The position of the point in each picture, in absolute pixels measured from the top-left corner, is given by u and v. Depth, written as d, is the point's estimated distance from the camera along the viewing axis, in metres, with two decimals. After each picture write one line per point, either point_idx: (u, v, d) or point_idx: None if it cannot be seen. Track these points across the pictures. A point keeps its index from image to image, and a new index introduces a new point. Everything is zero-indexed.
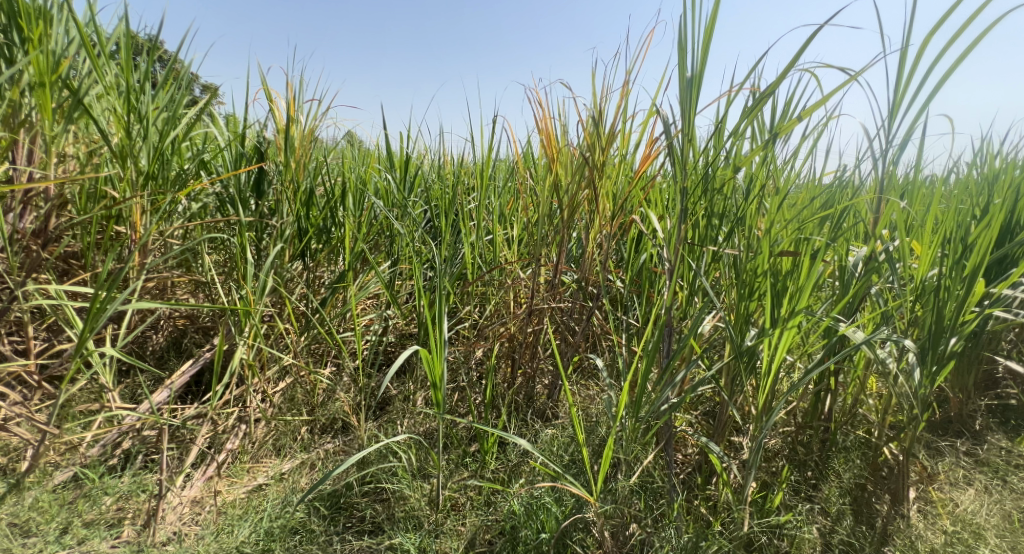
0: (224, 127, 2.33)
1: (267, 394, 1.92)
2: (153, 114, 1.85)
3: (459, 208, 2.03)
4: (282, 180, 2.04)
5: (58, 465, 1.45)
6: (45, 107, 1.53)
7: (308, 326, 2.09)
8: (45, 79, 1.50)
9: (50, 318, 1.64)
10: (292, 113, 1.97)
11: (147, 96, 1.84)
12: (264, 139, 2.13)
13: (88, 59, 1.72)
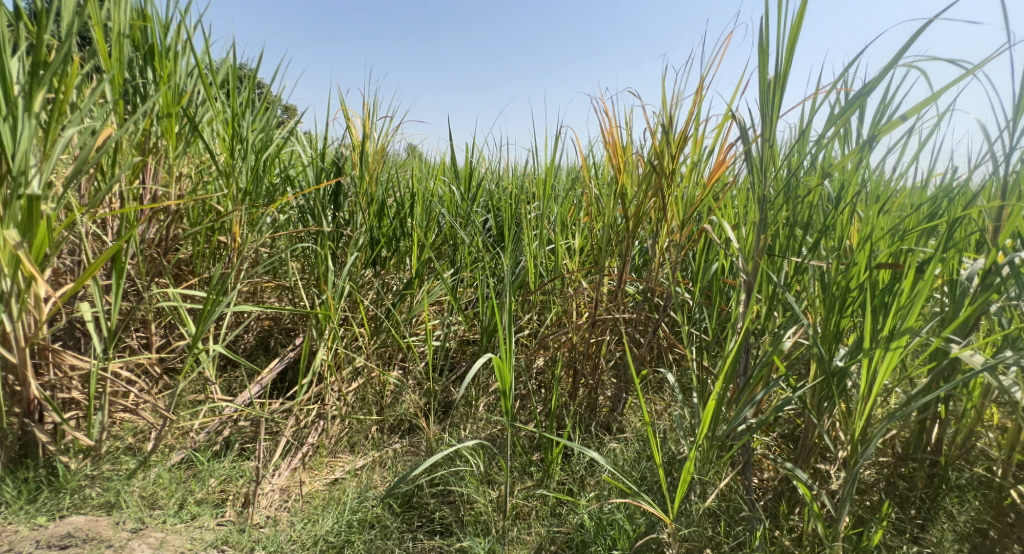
0: (306, 143, 2.51)
1: (341, 392, 2.04)
2: (251, 136, 2.05)
3: (522, 217, 2.04)
4: (357, 192, 2.18)
5: (173, 447, 1.62)
6: (170, 134, 1.77)
7: (379, 330, 2.19)
8: (172, 111, 1.73)
9: (168, 316, 1.85)
10: (367, 130, 2.10)
11: (246, 119, 2.04)
12: (342, 153, 2.27)
13: (202, 90, 1.96)
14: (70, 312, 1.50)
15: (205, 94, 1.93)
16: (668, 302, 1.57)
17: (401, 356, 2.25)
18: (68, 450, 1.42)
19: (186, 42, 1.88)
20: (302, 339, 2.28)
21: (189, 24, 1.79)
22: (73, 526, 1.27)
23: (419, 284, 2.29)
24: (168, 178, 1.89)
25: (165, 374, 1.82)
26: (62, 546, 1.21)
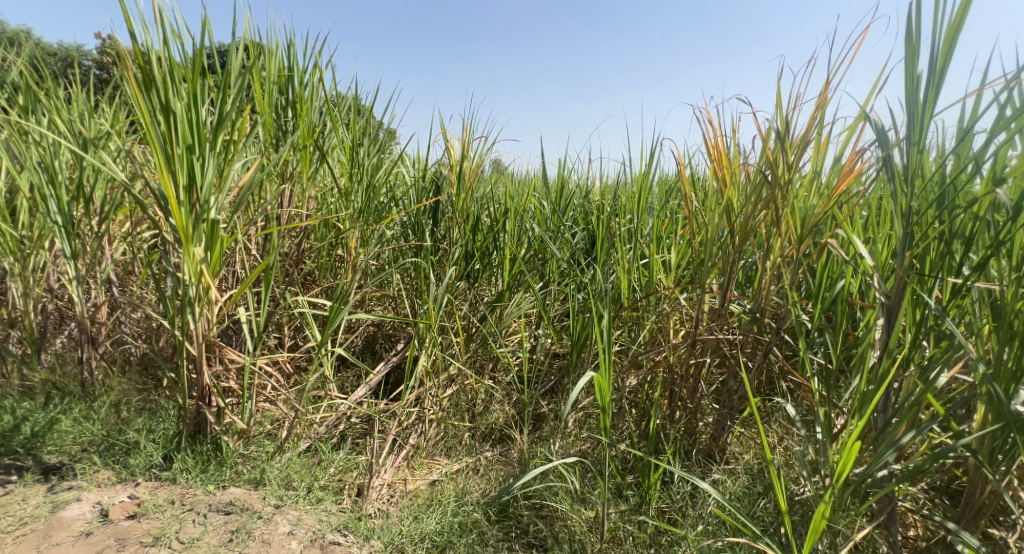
0: (408, 164, 2.68)
1: (439, 397, 2.13)
2: (366, 159, 2.26)
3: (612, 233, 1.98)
4: (454, 209, 2.28)
5: (301, 436, 1.81)
6: (304, 161, 2.02)
7: (472, 340, 2.27)
8: (307, 143, 1.99)
9: (298, 320, 2.08)
10: (465, 150, 2.20)
11: (363, 146, 2.25)
12: (441, 172, 2.38)
13: (330, 121, 2.20)
14: (231, 315, 1.76)
15: (332, 125, 2.17)
16: (780, 323, 1.39)
17: (491, 365, 2.31)
18: (226, 431, 1.64)
19: (318, 79, 2.13)
20: (406, 344, 2.44)
21: (320, 65, 2.03)
22: (234, 495, 1.49)
23: (510, 297, 2.33)
24: (300, 199, 2.13)
25: (293, 371, 2.04)
26: (226, 512, 1.43)
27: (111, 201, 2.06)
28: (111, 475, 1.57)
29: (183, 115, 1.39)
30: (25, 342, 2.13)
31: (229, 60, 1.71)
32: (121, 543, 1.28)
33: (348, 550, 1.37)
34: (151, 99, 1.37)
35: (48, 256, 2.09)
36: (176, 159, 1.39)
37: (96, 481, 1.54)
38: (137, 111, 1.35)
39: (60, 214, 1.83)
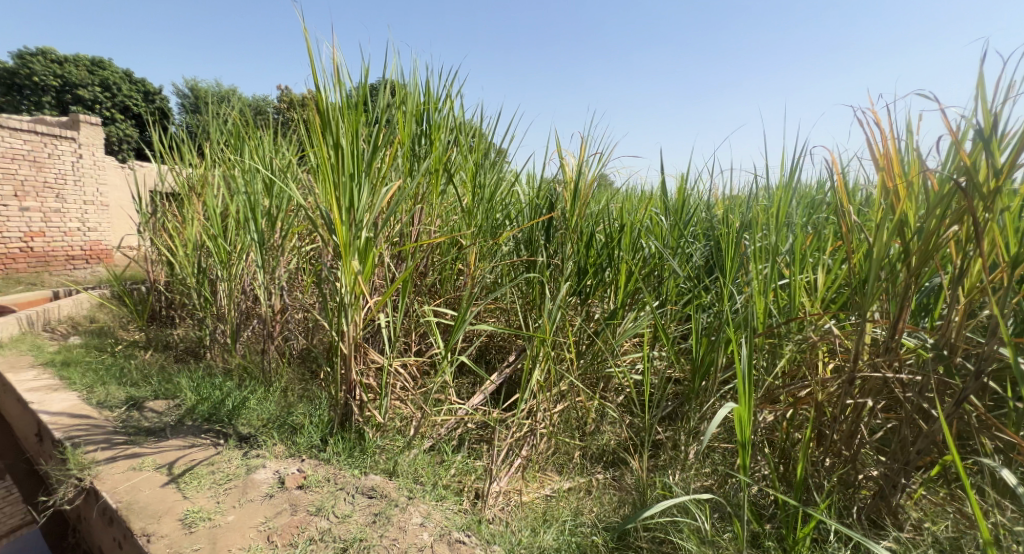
0: (522, 183, 2.73)
1: (551, 412, 2.11)
2: (488, 179, 2.38)
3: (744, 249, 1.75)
4: (566, 227, 2.22)
5: (426, 435, 1.94)
6: (434, 184, 2.19)
7: (584, 355, 2.23)
8: (438, 167, 2.17)
9: (424, 327, 2.24)
10: (580, 168, 2.19)
11: (484, 168, 2.38)
12: (555, 190, 2.34)
13: (458, 145, 2.37)
14: (374, 321, 1.99)
15: (461, 149, 2.34)
16: (982, 365, 1.12)
17: (603, 384, 2.26)
18: (367, 423, 1.87)
19: (450, 106, 2.31)
20: (518, 356, 2.48)
21: (452, 95, 2.20)
22: (375, 482, 1.69)
23: (624, 315, 2.23)
24: (431, 217, 2.30)
25: (420, 376, 2.18)
26: (369, 496, 1.62)
27: (288, 222, 2.47)
28: (284, 449, 1.89)
29: (347, 150, 1.71)
30: (226, 335, 2.64)
31: (379, 101, 1.98)
32: (294, 508, 1.55)
33: (473, 551, 1.43)
34: (328, 137, 1.72)
35: (244, 266, 2.57)
36: (342, 185, 1.71)
37: (274, 453, 1.86)
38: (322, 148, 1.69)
39: (257, 233, 2.27)
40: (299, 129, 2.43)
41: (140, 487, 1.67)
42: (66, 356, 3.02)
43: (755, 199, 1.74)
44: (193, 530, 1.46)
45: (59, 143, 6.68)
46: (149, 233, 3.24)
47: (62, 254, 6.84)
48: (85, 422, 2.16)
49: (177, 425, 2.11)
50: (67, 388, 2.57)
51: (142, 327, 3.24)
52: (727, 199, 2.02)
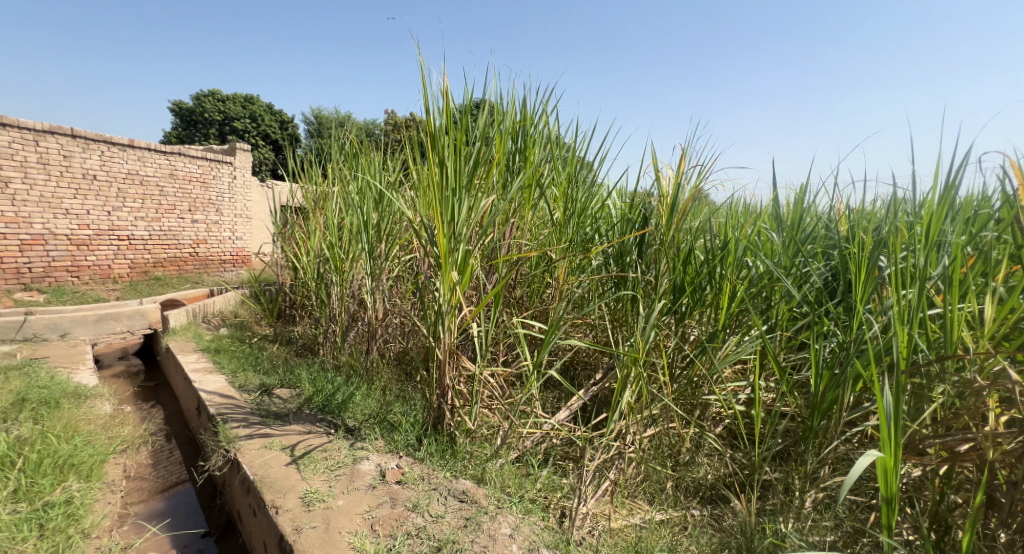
0: (616, 197, 2.64)
1: (640, 437, 2.01)
2: (581, 192, 2.34)
3: (880, 270, 1.51)
4: (662, 243, 2.09)
5: (513, 445, 1.99)
6: (527, 198, 2.20)
7: (677, 379, 2.11)
8: (531, 182, 2.18)
9: (512, 339, 2.26)
10: (678, 181, 2.05)
11: (577, 182, 2.34)
12: (650, 203, 2.22)
13: (552, 159, 2.36)
14: (466, 329, 2.04)
15: (554, 163, 2.32)
16: None
17: (700, 411, 2.12)
18: (458, 428, 1.97)
19: (546, 120, 2.31)
20: (606, 373, 2.41)
21: (548, 110, 2.20)
22: (466, 486, 1.78)
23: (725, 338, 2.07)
24: (522, 230, 2.34)
25: (506, 388, 2.17)
26: (460, 500, 1.72)
27: (394, 234, 2.64)
28: (385, 444, 2.08)
29: (451, 168, 1.85)
30: (336, 334, 2.87)
31: (476, 121, 2.05)
32: (393, 500, 1.72)
33: None
34: (437, 150, 1.86)
35: (355, 273, 2.79)
36: (445, 200, 1.85)
37: (376, 446, 2.06)
38: (432, 162, 1.86)
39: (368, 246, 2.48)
40: (405, 146, 2.58)
41: (270, 463, 1.96)
42: (218, 344, 3.51)
43: (895, 215, 1.50)
44: (311, 508, 1.69)
45: (220, 169, 7.77)
46: (280, 242, 3.66)
47: (217, 259, 7.89)
48: (231, 401, 2.54)
49: (298, 412, 2.40)
50: (218, 371, 3.01)
51: (273, 323, 3.65)
52: (854, 216, 1.77)
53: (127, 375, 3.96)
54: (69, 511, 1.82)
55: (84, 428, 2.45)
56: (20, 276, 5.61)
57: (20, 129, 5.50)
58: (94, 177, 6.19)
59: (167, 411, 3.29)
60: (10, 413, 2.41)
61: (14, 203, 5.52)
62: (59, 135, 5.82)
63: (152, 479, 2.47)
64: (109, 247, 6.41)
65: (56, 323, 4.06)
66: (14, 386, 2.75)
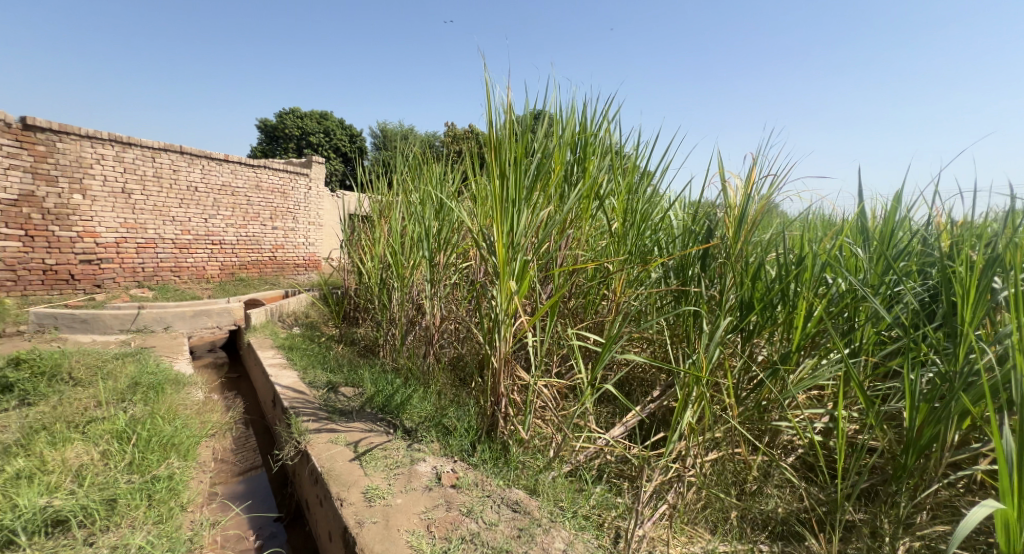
0: (680, 208, 2.53)
1: (702, 460, 1.91)
2: (642, 203, 2.26)
3: (991, 293, 1.33)
4: (729, 257, 1.96)
5: (565, 459, 1.95)
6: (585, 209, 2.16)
7: (744, 401, 1.98)
8: (589, 192, 2.14)
9: (567, 351, 2.22)
10: (747, 192, 1.93)
11: (638, 193, 2.27)
12: (716, 215, 2.11)
13: (612, 169, 2.30)
14: (523, 338, 2.03)
15: (615, 173, 2.26)
16: None
17: (769, 437, 1.97)
18: (512, 437, 1.99)
19: (608, 129, 2.26)
20: (665, 390, 2.31)
21: (610, 120, 2.16)
22: (519, 496, 1.79)
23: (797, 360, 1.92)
24: (579, 241, 2.31)
25: (560, 401, 2.13)
26: (513, 510, 1.72)
27: (455, 242, 2.68)
28: (440, 448, 2.11)
29: (512, 178, 1.89)
30: (396, 337, 2.95)
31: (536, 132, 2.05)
32: (448, 504, 1.76)
33: None
34: (499, 160, 1.87)
35: (416, 279, 2.85)
36: (505, 210, 1.87)
37: (432, 449, 2.10)
38: (494, 173, 1.90)
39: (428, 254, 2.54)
40: (466, 156, 2.61)
41: (336, 457, 2.05)
42: (291, 342, 3.71)
43: (1009, 231, 1.32)
44: (372, 503, 1.77)
45: (297, 180, 8.27)
46: (347, 248, 3.82)
47: (291, 263, 8.39)
48: (302, 396, 2.67)
49: (361, 410, 2.50)
50: (292, 367, 3.19)
51: (338, 324, 3.81)
52: (956, 232, 1.58)
53: (215, 366, 4.26)
54: (168, 485, 1.95)
55: (183, 412, 2.67)
56: (135, 274, 6.23)
57: (142, 147, 6.14)
58: (195, 189, 6.79)
59: (246, 401, 3.50)
60: (126, 395, 2.69)
61: (133, 211, 6.15)
62: (171, 152, 6.45)
63: (233, 462, 2.64)
64: (204, 250, 6.98)
65: (160, 317, 4.49)
66: (129, 370, 3.07)
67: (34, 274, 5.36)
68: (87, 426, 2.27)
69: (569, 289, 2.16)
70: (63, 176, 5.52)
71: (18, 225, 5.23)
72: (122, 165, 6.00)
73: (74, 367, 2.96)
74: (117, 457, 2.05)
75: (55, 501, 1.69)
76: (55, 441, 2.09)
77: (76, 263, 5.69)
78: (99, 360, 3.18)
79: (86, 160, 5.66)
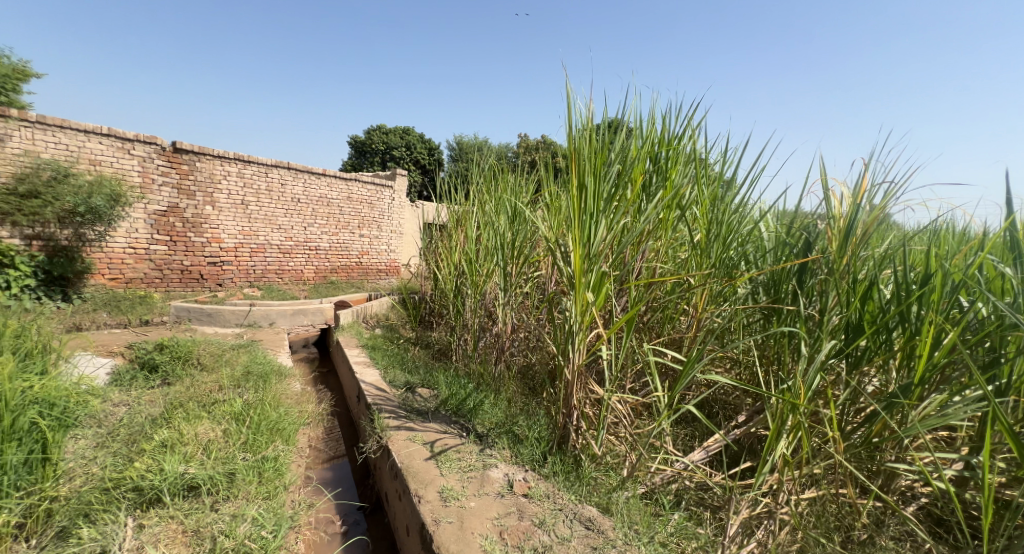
0: (772, 221, 2.32)
1: (798, 495, 1.72)
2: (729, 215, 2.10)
3: None
4: (832, 273, 1.76)
5: (640, 479, 1.84)
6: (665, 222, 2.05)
7: (850, 435, 1.76)
8: (670, 202, 2.03)
9: (643, 367, 2.11)
10: (855, 203, 1.73)
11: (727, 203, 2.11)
12: (816, 228, 1.91)
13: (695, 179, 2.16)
14: (597, 350, 1.97)
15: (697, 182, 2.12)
16: None
17: (881, 480, 1.74)
18: (585, 451, 1.92)
19: (694, 138, 2.14)
20: (752, 415, 2.12)
21: (695, 129, 2.04)
22: (592, 514, 1.72)
23: (920, 395, 1.66)
24: (658, 253, 2.20)
25: (636, 420, 2.03)
26: (586, 527, 1.65)
27: (529, 250, 2.66)
28: (511, 455, 2.08)
29: (591, 188, 1.85)
30: (468, 343, 2.97)
31: (615, 142, 1.99)
32: (520, 513, 1.72)
33: None
34: (578, 172, 1.85)
35: (489, 287, 2.86)
36: (583, 222, 1.85)
37: (503, 456, 2.08)
38: (573, 182, 1.88)
39: (502, 264, 2.54)
40: (545, 166, 2.59)
41: (414, 455, 2.09)
42: (374, 342, 3.89)
43: None
44: (448, 503, 1.77)
45: (382, 192, 8.74)
46: (425, 255, 3.94)
47: (374, 269, 8.84)
48: (381, 393, 2.77)
49: (436, 411, 2.54)
50: (373, 365, 3.33)
51: (415, 328, 3.93)
52: None
53: (308, 361, 4.55)
54: (274, 465, 2.09)
55: (285, 400, 2.87)
56: (248, 275, 6.88)
57: (259, 164, 6.80)
58: (298, 200, 7.38)
59: (333, 394, 3.69)
60: (240, 382, 2.95)
61: (249, 221, 6.80)
62: (280, 168, 7.08)
63: (323, 450, 2.78)
64: (302, 256, 7.55)
65: (266, 314, 4.90)
66: (243, 359, 3.39)
67: (173, 273, 6.11)
68: (212, 406, 2.51)
69: (647, 304, 2.06)
70: (199, 191, 6.23)
71: (165, 232, 5.99)
72: (242, 180, 6.67)
73: (202, 354, 3.30)
74: (235, 436, 2.23)
75: (191, 470, 1.88)
76: (189, 417, 2.32)
77: (205, 264, 6.39)
78: (220, 349, 3.53)
79: (216, 176, 6.37)
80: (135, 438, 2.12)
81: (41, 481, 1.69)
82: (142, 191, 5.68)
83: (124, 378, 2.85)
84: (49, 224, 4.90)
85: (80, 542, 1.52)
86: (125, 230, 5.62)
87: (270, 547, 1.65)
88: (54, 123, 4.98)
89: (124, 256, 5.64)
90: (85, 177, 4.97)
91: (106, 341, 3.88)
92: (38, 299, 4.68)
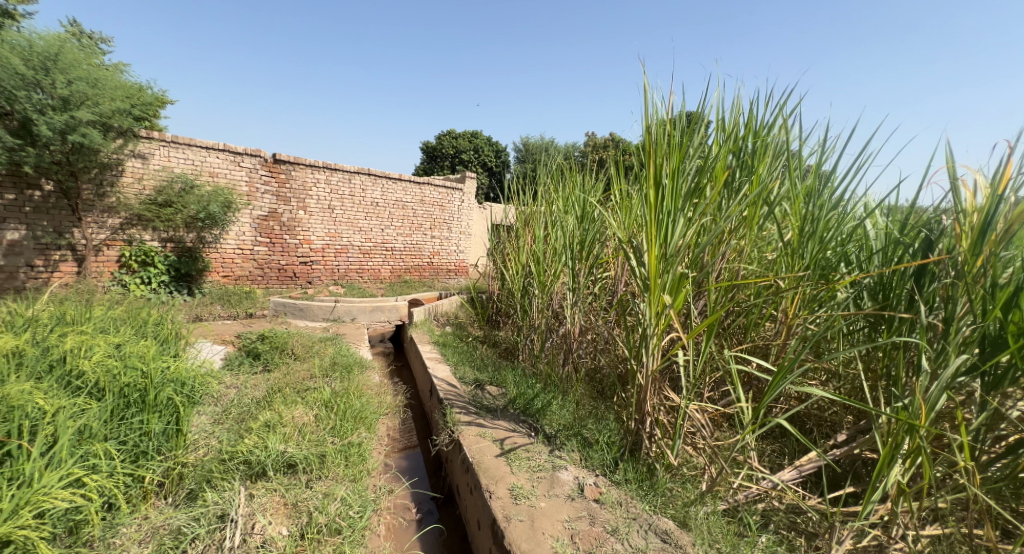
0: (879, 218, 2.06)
1: (912, 529, 1.50)
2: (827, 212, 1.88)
3: None
4: (965, 275, 1.51)
5: (721, 495, 1.70)
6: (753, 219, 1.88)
7: (987, 468, 1.50)
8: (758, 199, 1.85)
9: (726, 376, 1.95)
10: (992, 195, 1.47)
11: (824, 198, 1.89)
12: (938, 225, 1.65)
13: (788, 173, 1.95)
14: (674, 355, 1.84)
15: (790, 177, 1.92)
16: None
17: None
18: (660, 461, 1.81)
19: (788, 128, 1.94)
20: (853, 435, 1.89)
21: (788, 118, 1.85)
22: (669, 527, 1.61)
23: None
24: (741, 253, 2.02)
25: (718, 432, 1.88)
26: (662, 540, 1.56)
27: (601, 249, 2.56)
28: (581, 458, 2.01)
29: (669, 185, 1.73)
30: (535, 344, 2.93)
31: (697, 132, 1.85)
32: (592, 518, 1.65)
33: None
34: (654, 165, 1.74)
35: (557, 287, 2.79)
36: (659, 219, 1.74)
37: (572, 458, 2.01)
38: (648, 178, 1.78)
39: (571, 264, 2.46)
40: (619, 163, 2.48)
41: (483, 451, 2.08)
42: (444, 339, 3.95)
43: None
44: (518, 501, 1.74)
45: (454, 195, 8.95)
46: (493, 256, 3.94)
47: (444, 270, 9.07)
48: (452, 389, 2.79)
49: (505, 409, 2.51)
50: (445, 361, 3.38)
51: (483, 327, 3.96)
52: None
53: (385, 354, 4.74)
54: (359, 449, 2.16)
55: (367, 390, 2.98)
56: (333, 274, 7.29)
57: (344, 171, 7.20)
58: (376, 203, 7.72)
59: (407, 388, 3.80)
60: (328, 372, 3.11)
61: (335, 223, 7.21)
62: (362, 173, 7.45)
63: (398, 440, 2.86)
64: (379, 256, 7.90)
65: (349, 310, 5.17)
66: (329, 351, 3.58)
67: (272, 272, 6.61)
68: (304, 393, 2.66)
69: (728, 308, 1.90)
70: (294, 198, 6.71)
71: (266, 235, 6.50)
72: (329, 187, 7.08)
73: (296, 345, 3.54)
74: (326, 421, 2.34)
75: (290, 448, 1.98)
76: (287, 401, 2.48)
77: (298, 263, 6.86)
78: (309, 341, 3.75)
79: (308, 183, 6.82)
80: (243, 417, 2.28)
81: (176, 448, 1.85)
82: (249, 199, 6.22)
83: (234, 363, 3.12)
84: (179, 229, 5.54)
85: (206, 504, 1.65)
86: (236, 234, 6.17)
87: (357, 528, 1.71)
88: (184, 141, 5.56)
89: (235, 256, 6.18)
90: (205, 188, 5.52)
91: (221, 330, 4.27)
92: (171, 293, 5.36)
